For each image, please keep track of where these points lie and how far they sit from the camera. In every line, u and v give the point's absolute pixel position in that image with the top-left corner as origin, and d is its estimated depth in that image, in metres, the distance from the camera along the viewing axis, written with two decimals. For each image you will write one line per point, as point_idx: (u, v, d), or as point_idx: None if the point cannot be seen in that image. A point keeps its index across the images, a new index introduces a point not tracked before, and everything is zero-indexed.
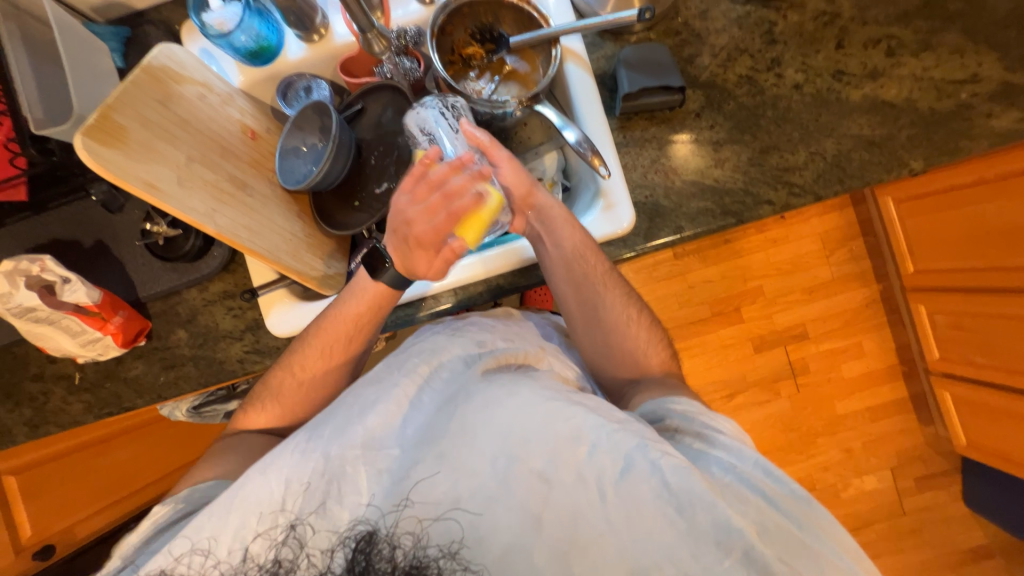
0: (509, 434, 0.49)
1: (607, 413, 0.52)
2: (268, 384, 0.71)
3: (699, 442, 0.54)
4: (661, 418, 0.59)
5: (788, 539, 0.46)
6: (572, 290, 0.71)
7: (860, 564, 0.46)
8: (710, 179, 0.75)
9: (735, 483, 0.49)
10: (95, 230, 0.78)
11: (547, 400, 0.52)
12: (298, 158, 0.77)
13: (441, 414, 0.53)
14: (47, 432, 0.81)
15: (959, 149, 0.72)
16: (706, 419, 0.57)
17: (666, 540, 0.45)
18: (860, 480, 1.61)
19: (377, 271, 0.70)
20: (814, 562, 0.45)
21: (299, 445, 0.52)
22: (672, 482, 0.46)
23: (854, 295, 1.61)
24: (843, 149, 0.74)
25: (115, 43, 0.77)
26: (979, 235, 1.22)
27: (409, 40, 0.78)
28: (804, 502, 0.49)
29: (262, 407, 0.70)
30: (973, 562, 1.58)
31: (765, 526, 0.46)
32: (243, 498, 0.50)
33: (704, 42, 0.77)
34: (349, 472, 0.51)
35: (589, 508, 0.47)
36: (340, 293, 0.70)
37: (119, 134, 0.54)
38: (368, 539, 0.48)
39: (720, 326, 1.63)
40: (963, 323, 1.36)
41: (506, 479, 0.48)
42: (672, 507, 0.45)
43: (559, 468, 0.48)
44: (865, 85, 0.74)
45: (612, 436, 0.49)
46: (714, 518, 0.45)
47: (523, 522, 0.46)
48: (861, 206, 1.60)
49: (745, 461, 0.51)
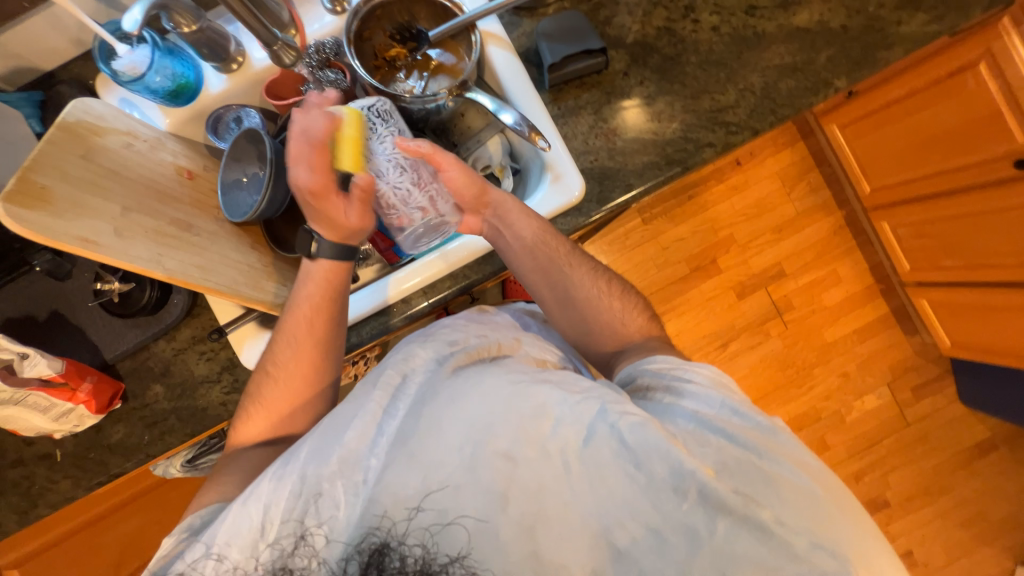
0: (475, 422, 0.49)
1: (570, 385, 0.52)
2: (244, 404, 0.69)
3: (669, 396, 0.55)
4: (633, 380, 0.60)
5: (747, 472, 0.47)
6: (540, 277, 0.71)
7: (820, 483, 0.48)
8: (650, 134, 0.76)
9: (699, 429, 0.50)
10: (47, 301, 0.76)
11: (511, 383, 0.52)
12: (241, 190, 0.75)
13: (410, 416, 0.52)
14: (38, 516, 0.78)
15: (877, 61, 0.74)
16: (679, 371, 0.57)
17: (626, 495, 0.46)
18: (861, 401, 1.66)
19: (328, 266, 0.70)
20: (773, 488, 0.46)
21: (275, 472, 0.52)
22: (630, 440, 0.47)
23: (821, 225, 1.65)
24: (771, 81, 0.76)
25: (29, 108, 0.75)
26: (922, 143, 1.26)
27: (329, 51, 0.77)
28: (766, 432, 0.50)
29: (245, 416, 0.68)
30: (981, 456, 1.64)
31: (724, 464, 0.47)
32: (226, 528, 0.51)
33: (618, 2, 0.78)
34: (326, 490, 0.50)
35: (554, 480, 0.47)
36: (294, 294, 0.70)
37: (43, 195, 0.52)
38: (380, 551, 0.47)
39: (700, 280, 1.65)
40: (925, 231, 1.41)
41: (472, 467, 0.48)
42: (630, 463, 0.47)
43: (523, 447, 0.48)
44: (779, 16, 0.76)
45: (575, 406, 0.50)
46: (670, 465, 0.46)
47: (490, 504, 0.47)
48: (810, 138, 1.64)
49: (712, 405, 0.53)
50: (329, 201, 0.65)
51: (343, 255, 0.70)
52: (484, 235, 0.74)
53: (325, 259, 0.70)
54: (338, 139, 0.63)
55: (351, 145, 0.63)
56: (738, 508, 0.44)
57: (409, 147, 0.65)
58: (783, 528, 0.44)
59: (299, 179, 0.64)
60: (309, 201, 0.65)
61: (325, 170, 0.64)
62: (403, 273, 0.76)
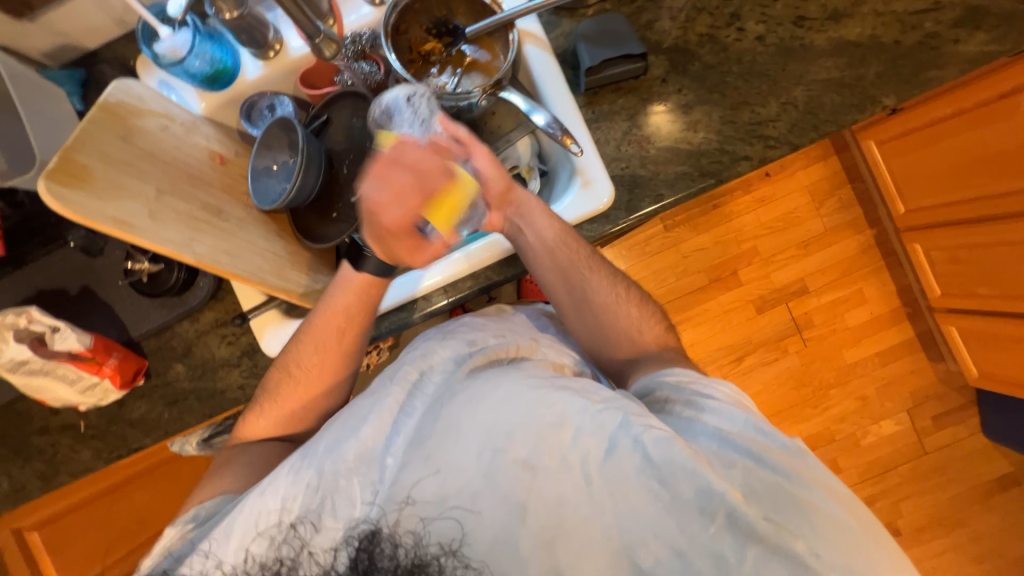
0: (495, 427, 0.49)
1: (591, 393, 0.51)
2: (262, 398, 0.69)
3: (689, 410, 0.53)
4: (651, 392, 0.58)
5: (776, 495, 0.45)
6: (558, 278, 0.70)
7: (852, 511, 0.46)
8: (685, 143, 0.74)
9: (723, 449, 0.48)
10: (79, 276, 0.77)
11: (531, 389, 0.51)
12: (270, 178, 0.76)
13: (428, 415, 0.53)
14: (60, 483, 0.81)
15: (930, 80, 0.71)
16: (699, 386, 0.55)
17: (650, 514, 0.45)
18: (878, 426, 1.61)
19: (367, 280, 0.69)
20: (803, 514, 0.44)
21: (294, 464, 0.52)
22: (654, 456, 0.46)
23: (849, 243, 1.61)
24: (814, 95, 0.73)
25: (71, 86, 0.77)
26: (965, 166, 1.21)
27: (365, 42, 0.77)
28: (795, 455, 0.48)
29: (259, 411, 0.69)
30: (1000, 492, 1.58)
31: (750, 488, 0.46)
32: (244, 518, 0.51)
33: (661, 6, 0.76)
34: (343, 485, 0.50)
35: (575, 492, 0.47)
36: (326, 298, 0.70)
37: (83, 174, 0.53)
38: (371, 537, 0.49)
39: (719, 291, 1.62)
40: (960, 256, 1.35)
41: (492, 473, 0.48)
42: (654, 482, 0.46)
43: (544, 455, 0.48)
44: (829, 28, 0.74)
45: (596, 416, 0.49)
46: (696, 485, 0.45)
47: (510, 513, 0.47)
48: (845, 153, 1.59)
49: (735, 421, 0.51)
50: (399, 241, 0.63)
51: (380, 272, 0.69)
52: (504, 234, 0.73)
53: (352, 259, 0.70)
54: (444, 194, 0.59)
55: (448, 208, 0.59)
56: (770, 535, 0.43)
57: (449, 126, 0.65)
58: (817, 560, 0.42)
59: (380, 207, 0.59)
60: (382, 234, 0.62)
61: (413, 211, 0.60)
62: (424, 271, 0.75)
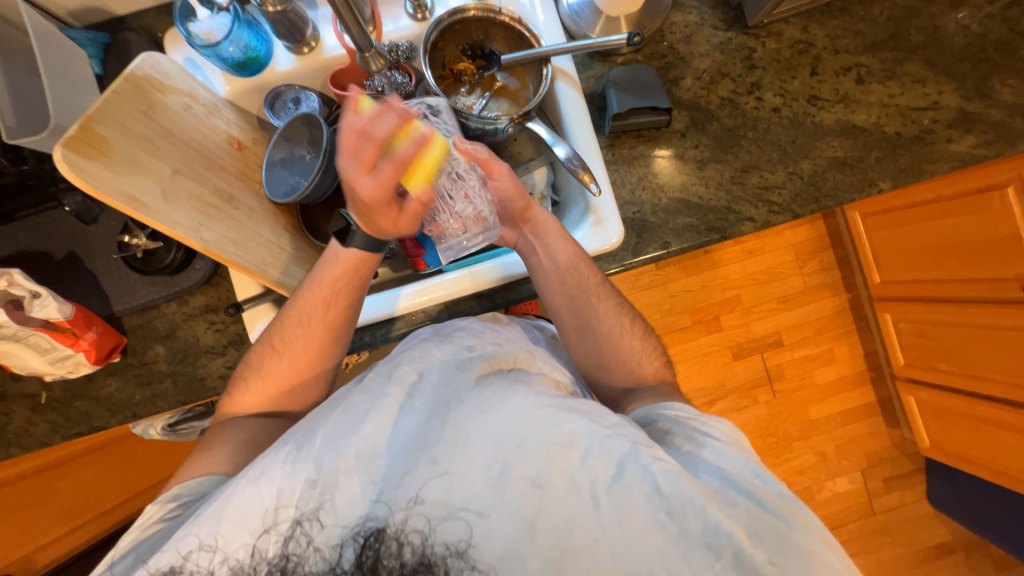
0: (503, 441, 0.48)
1: (599, 418, 0.51)
2: (244, 372, 0.68)
3: (690, 445, 0.54)
4: (651, 422, 0.60)
5: (777, 538, 0.46)
6: (566, 301, 0.71)
7: (843, 562, 0.47)
8: (694, 196, 0.78)
9: (724, 488, 0.49)
10: (67, 241, 0.74)
11: (540, 405, 0.51)
12: (285, 169, 0.76)
13: (433, 419, 0.52)
14: (7, 455, 0.76)
15: (923, 172, 0.77)
16: (698, 423, 0.57)
17: (659, 544, 0.45)
18: (833, 482, 1.67)
19: (357, 255, 0.67)
20: (803, 560, 0.45)
21: (289, 456, 0.49)
22: (663, 486, 0.46)
23: (826, 304, 1.68)
24: (819, 169, 0.78)
25: (93, 49, 0.75)
26: (939, 249, 1.30)
27: (401, 54, 0.78)
28: (793, 502, 0.49)
29: (239, 402, 0.66)
30: (938, 558, 1.65)
31: (754, 529, 0.47)
32: (232, 507, 0.47)
33: (688, 65, 0.80)
34: (342, 482, 0.48)
35: (583, 514, 0.46)
36: (315, 272, 0.68)
37: (99, 145, 0.52)
38: (376, 535, 0.47)
39: (700, 334, 1.67)
40: (925, 331, 1.44)
41: (501, 487, 0.47)
42: (662, 512, 0.46)
43: (552, 474, 0.47)
44: (837, 109, 0.79)
45: (605, 440, 0.49)
46: (704, 521, 0.45)
47: (519, 531, 0.45)
48: (830, 219, 1.68)
49: (734, 463, 0.52)
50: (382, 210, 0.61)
51: (369, 246, 0.67)
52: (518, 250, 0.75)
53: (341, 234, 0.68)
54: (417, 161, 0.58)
55: (425, 170, 0.60)
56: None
57: (465, 149, 0.64)
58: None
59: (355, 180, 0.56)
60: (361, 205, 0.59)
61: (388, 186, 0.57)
62: (429, 285, 0.75)
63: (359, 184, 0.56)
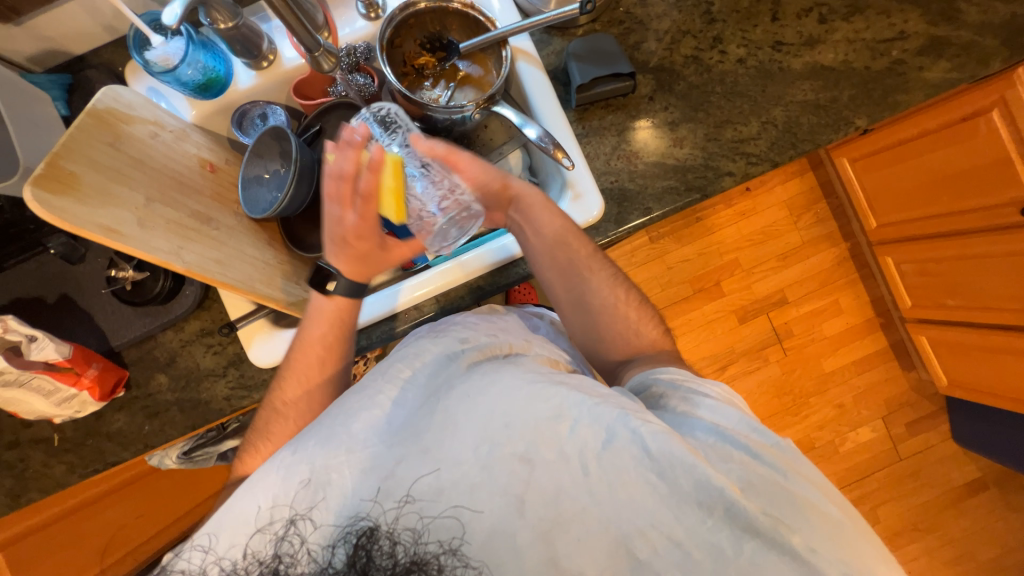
0: (490, 421, 0.48)
1: (588, 389, 0.51)
2: (252, 439, 0.68)
3: (685, 405, 0.54)
4: (646, 388, 0.60)
5: (772, 490, 0.46)
6: (557, 275, 0.71)
7: (840, 506, 0.47)
8: (671, 159, 0.77)
9: (721, 443, 0.49)
10: (58, 284, 0.75)
11: (529, 382, 0.51)
12: (261, 186, 0.76)
13: (423, 408, 0.52)
14: (30, 500, 0.77)
15: (897, 104, 0.76)
16: (694, 384, 0.57)
17: (650, 505, 0.45)
18: (855, 433, 1.66)
19: (341, 305, 0.70)
20: (799, 508, 0.46)
21: (284, 460, 0.50)
22: (653, 449, 0.46)
23: (825, 255, 1.67)
24: (792, 116, 0.77)
25: (57, 91, 0.75)
26: (931, 184, 1.28)
27: (360, 56, 0.78)
28: (788, 453, 0.50)
29: (255, 449, 0.67)
30: (970, 496, 1.64)
31: (748, 482, 0.47)
32: (234, 512, 0.48)
33: (648, 28, 0.79)
34: (334, 479, 0.48)
35: (573, 482, 0.46)
36: (302, 329, 0.69)
37: (71, 182, 0.53)
38: (369, 535, 0.45)
39: (702, 302, 1.66)
40: (928, 269, 1.42)
41: (489, 466, 0.46)
42: (652, 473, 0.46)
43: (541, 448, 0.47)
44: (804, 52, 0.78)
45: (594, 409, 0.49)
46: (695, 479, 0.45)
47: (507, 507, 0.45)
48: (820, 169, 1.66)
49: (730, 420, 0.52)
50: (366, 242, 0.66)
51: (352, 293, 0.69)
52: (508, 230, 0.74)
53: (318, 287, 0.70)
54: (381, 189, 0.60)
55: (393, 195, 0.60)
56: (769, 529, 0.43)
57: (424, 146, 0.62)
58: (815, 557, 0.43)
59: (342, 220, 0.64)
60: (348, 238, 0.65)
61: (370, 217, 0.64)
62: (417, 278, 0.75)
63: (347, 219, 0.64)
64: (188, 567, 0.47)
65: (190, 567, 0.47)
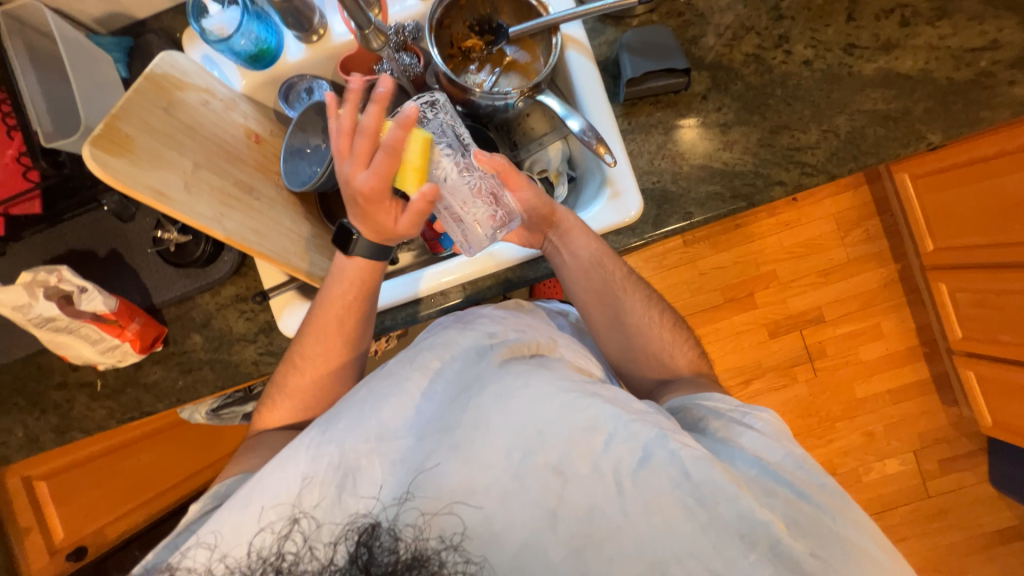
0: (524, 428, 0.48)
1: (623, 404, 0.50)
2: (269, 390, 0.71)
3: (728, 432, 0.53)
4: (685, 410, 0.59)
5: (820, 531, 0.45)
6: (592, 297, 0.70)
7: (891, 555, 0.45)
8: (718, 163, 0.73)
9: (763, 477, 0.48)
10: (108, 239, 0.79)
11: (562, 391, 0.50)
12: (303, 160, 0.77)
13: (455, 403, 0.52)
14: (72, 438, 0.83)
15: (981, 120, 0.69)
16: (738, 415, 0.55)
17: (687, 531, 0.44)
18: (882, 464, 1.58)
19: (363, 264, 0.68)
20: (847, 554, 0.44)
21: (314, 441, 0.51)
22: (692, 473, 0.45)
23: (872, 275, 1.58)
24: (857, 125, 0.72)
25: (118, 53, 0.78)
26: (1000, 209, 1.18)
27: (408, 35, 0.77)
28: (837, 495, 0.48)
29: (271, 403, 0.70)
30: (1002, 544, 1.55)
31: (795, 520, 0.45)
32: (260, 490, 0.49)
33: (708, 22, 0.75)
34: (363, 465, 0.49)
35: (607, 500, 0.45)
36: (326, 286, 0.69)
37: (124, 143, 0.54)
38: (370, 531, 0.47)
39: (733, 312, 1.60)
40: (986, 301, 1.32)
41: (522, 474, 0.46)
42: (690, 498, 0.44)
43: (575, 461, 0.47)
44: (879, 58, 0.72)
45: (629, 426, 0.48)
46: (738, 510, 0.44)
47: (539, 518, 0.45)
48: (877, 184, 1.55)
49: (776, 454, 0.51)
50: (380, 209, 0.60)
51: (375, 254, 0.67)
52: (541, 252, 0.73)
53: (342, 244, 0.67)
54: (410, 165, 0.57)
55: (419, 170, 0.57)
56: (816, 572, 0.42)
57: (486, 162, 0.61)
58: None
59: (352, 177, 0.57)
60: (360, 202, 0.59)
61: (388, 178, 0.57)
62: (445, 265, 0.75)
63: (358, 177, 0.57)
64: (195, 565, 0.47)
65: (199, 563, 0.47)
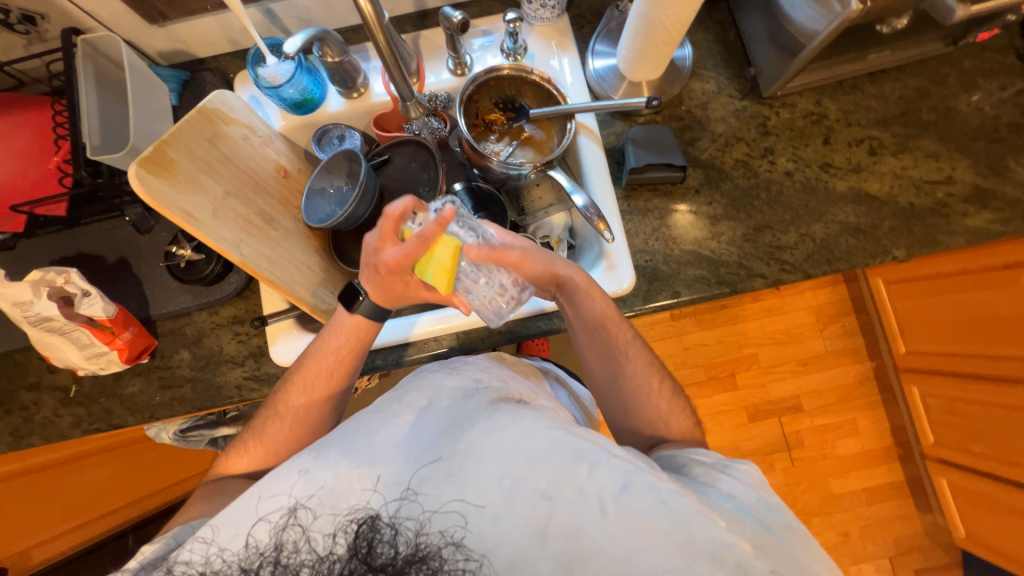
0: (513, 455, 0.49)
1: (605, 438, 0.52)
2: (245, 435, 0.70)
3: (707, 475, 0.55)
4: (672, 458, 0.61)
5: (782, 557, 0.47)
6: (594, 352, 0.72)
7: None
8: (707, 250, 0.80)
9: (735, 512, 0.50)
10: (121, 247, 0.82)
11: (547, 428, 0.52)
12: (323, 199, 0.81)
13: (447, 436, 0.53)
14: (29, 444, 0.80)
15: (938, 242, 0.78)
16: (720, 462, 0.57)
17: (665, 554, 0.45)
18: (857, 568, 1.54)
19: (360, 322, 0.70)
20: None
21: (305, 465, 0.51)
22: (667, 500, 0.47)
23: (847, 370, 1.63)
24: (832, 233, 0.80)
25: (173, 84, 0.86)
26: (964, 323, 1.26)
27: (439, 104, 0.87)
28: (799, 533, 0.50)
29: (243, 448, 0.68)
30: None
31: (760, 544, 0.47)
32: (256, 490, 0.51)
33: (705, 128, 0.85)
34: (353, 486, 0.50)
35: (592, 522, 0.46)
36: (322, 339, 0.70)
37: (168, 167, 0.59)
38: (371, 524, 0.48)
39: (713, 391, 1.63)
40: (955, 409, 1.37)
41: (512, 497, 0.48)
42: (667, 522, 0.46)
43: (562, 486, 0.48)
44: (850, 177, 0.81)
45: (611, 457, 0.49)
46: (708, 532, 0.46)
47: (526, 534, 0.46)
48: (853, 283, 1.65)
49: (747, 495, 0.52)
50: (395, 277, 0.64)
51: (374, 315, 0.69)
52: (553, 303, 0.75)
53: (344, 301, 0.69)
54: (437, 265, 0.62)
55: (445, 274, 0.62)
56: None
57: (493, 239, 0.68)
58: None
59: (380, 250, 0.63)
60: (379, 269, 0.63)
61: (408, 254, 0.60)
62: (444, 314, 0.78)
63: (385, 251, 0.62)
64: (190, 559, 0.49)
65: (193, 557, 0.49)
